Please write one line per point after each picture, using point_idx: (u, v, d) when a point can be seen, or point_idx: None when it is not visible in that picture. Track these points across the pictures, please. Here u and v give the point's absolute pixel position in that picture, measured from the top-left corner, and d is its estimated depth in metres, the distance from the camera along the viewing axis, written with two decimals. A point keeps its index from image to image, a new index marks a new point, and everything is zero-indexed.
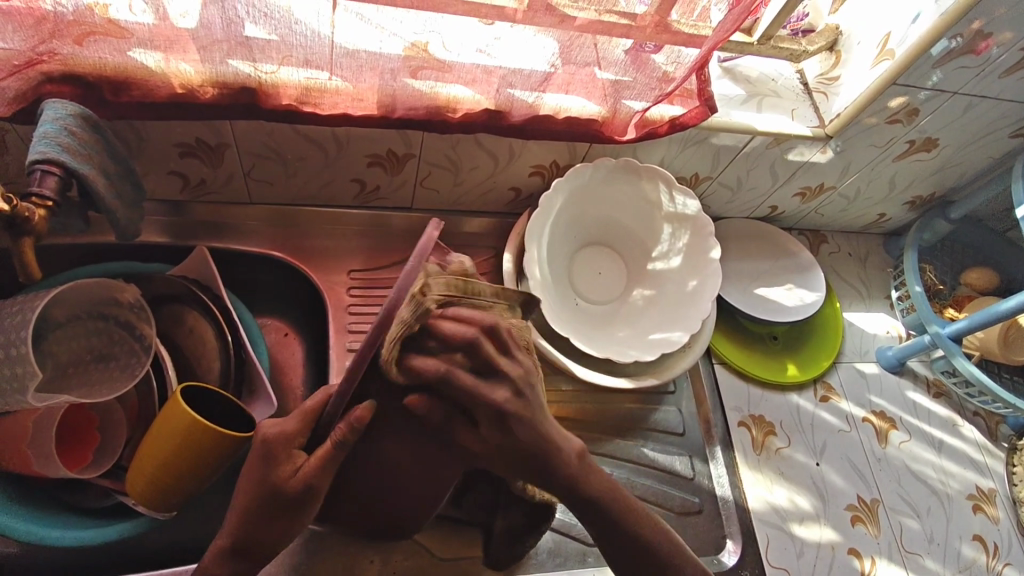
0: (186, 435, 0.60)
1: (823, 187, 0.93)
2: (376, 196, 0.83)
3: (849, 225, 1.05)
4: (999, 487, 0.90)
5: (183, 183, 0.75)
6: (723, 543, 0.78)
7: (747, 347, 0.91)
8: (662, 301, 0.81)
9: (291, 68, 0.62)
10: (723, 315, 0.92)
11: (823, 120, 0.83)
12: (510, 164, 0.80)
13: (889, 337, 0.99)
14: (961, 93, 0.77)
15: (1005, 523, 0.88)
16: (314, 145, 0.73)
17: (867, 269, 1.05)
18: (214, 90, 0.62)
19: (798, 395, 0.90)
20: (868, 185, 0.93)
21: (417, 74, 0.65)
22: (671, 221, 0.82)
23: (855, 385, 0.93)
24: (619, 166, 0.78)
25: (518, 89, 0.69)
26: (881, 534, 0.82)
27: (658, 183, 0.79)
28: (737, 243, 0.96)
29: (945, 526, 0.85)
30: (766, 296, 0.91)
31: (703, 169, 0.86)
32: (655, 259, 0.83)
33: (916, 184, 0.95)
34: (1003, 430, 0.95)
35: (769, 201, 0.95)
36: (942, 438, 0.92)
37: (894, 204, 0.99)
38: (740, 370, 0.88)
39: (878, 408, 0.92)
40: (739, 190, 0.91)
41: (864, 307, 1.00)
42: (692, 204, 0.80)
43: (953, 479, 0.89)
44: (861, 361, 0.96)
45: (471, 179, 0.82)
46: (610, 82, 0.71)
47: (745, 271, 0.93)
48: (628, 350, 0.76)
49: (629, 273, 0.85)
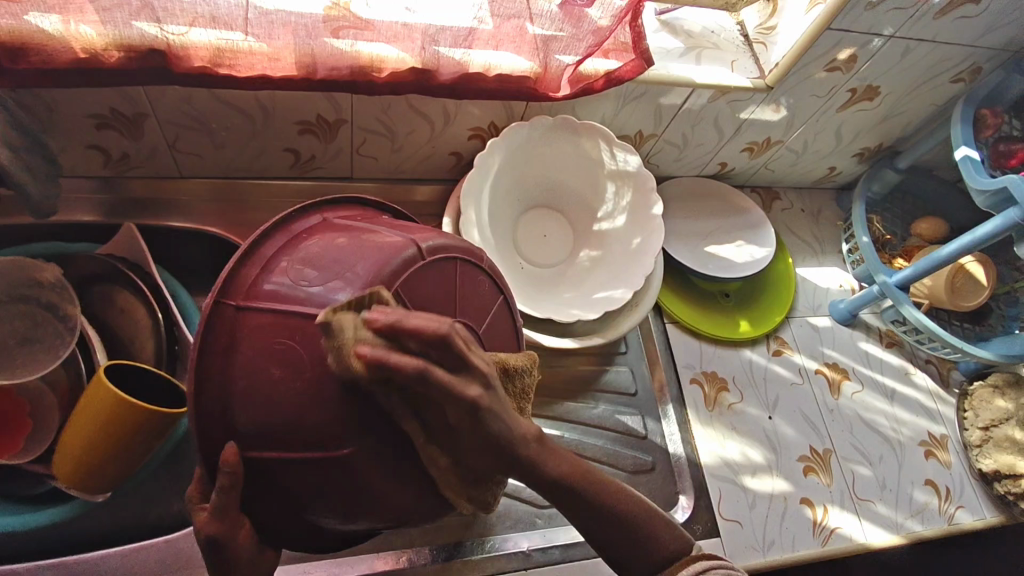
0: (108, 416, 0.58)
1: (770, 142, 0.92)
2: (313, 165, 0.80)
3: (801, 180, 1.04)
4: (950, 432, 0.91)
5: (106, 158, 0.72)
6: (676, 499, 0.78)
7: (699, 306, 0.90)
8: (609, 261, 0.80)
9: (200, 29, 0.60)
10: (675, 275, 0.91)
11: (763, 70, 0.82)
12: (447, 127, 0.79)
13: (842, 291, 0.99)
14: (897, 36, 0.76)
15: (957, 467, 0.89)
16: (238, 112, 0.70)
17: (819, 223, 1.05)
18: (120, 54, 0.59)
19: (751, 350, 0.90)
20: (816, 137, 0.93)
21: (338, 33, 0.63)
22: (614, 178, 0.80)
23: (807, 339, 0.93)
24: (557, 125, 0.76)
25: (444, 45, 0.67)
26: (833, 483, 0.83)
27: (597, 139, 0.77)
28: (687, 202, 0.95)
29: (898, 473, 0.86)
30: (716, 254, 0.90)
31: (646, 126, 0.85)
32: (601, 220, 0.82)
33: (862, 136, 0.94)
34: (955, 376, 0.96)
35: (717, 158, 0.94)
36: (895, 387, 0.93)
37: (842, 156, 0.99)
38: (692, 328, 0.88)
39: (831, 360, 0.93)
40: (686, 148, 0.90)
41: (816, 263, 1.01)
42: (633, 159, 0.78)
43: (905, 427, 0.90)
44: (813, 315, 0.96)
45: (409, 145, 0.80)
46: (540, 36, 0.69)
47: (695, 230, 0.92)
48: (570, 309, 0.75)
49: (576, 236, 0.84)
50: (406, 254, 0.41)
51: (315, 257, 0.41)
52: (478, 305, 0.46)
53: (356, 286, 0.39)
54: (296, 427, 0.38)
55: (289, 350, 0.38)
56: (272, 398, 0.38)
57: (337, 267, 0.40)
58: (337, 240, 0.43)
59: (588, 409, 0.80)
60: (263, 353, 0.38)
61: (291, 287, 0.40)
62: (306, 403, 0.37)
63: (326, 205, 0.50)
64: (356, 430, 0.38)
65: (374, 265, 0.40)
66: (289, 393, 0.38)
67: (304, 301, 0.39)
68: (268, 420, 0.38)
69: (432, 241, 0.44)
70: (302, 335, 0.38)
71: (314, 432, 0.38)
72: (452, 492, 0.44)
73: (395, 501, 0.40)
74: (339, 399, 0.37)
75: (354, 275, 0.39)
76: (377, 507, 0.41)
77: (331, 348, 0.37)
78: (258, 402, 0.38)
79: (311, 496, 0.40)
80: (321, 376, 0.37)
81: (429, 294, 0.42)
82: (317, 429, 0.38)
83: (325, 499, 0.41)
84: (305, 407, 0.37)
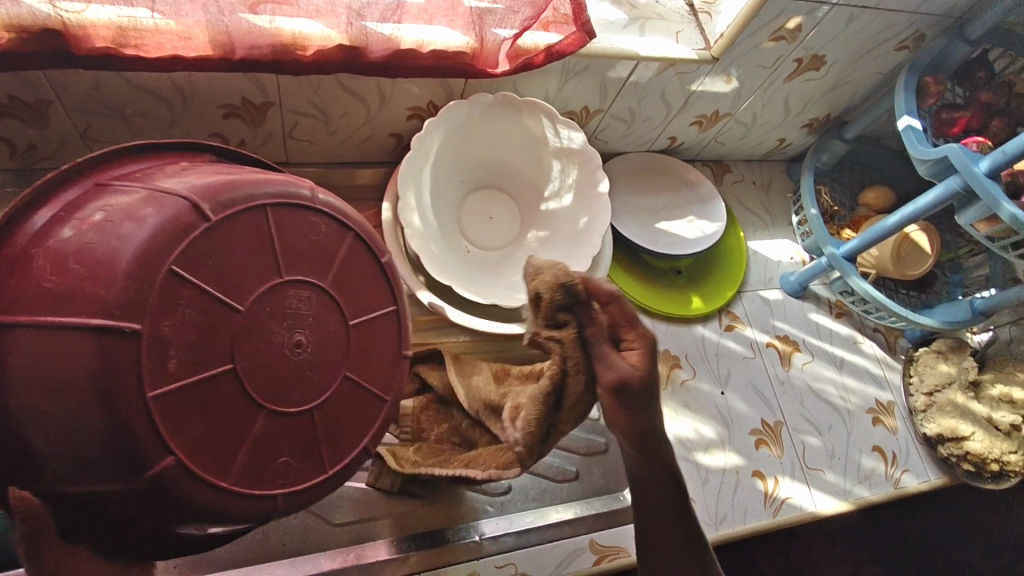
0: None
1: (719, 115, 0.91)
2: (244, 150, 0.76)
3: (752, 153, 1.04)
4: (897, 398, 0.94)
5: (10, 149, 0.66)
6: (630, 480, 0.77)
7: (651, 284, 0.90)
8: (557, 241, 0.78)
9: (98, 5, 0.55)
10: (626, 253, 0.90)
11: (708, 42, 0.80)
12: (384, 108, 0.75)
13: (793, 263, 1.00)
14: (840, 3, 0.75)
15: (903, 432, 0.91)
16: (154, 96, 0.65)
17: (770, 196, 1.05)
18: (7, 34, 0.52)
19: (703, 326, 0.90)
20: (764, 108, 0.92)
21: (256, 8, 0.60)
22: (559, 156, 0.78)
23: (759, 313, 0.94)
24: (497, 102, 0.74)
25: (371, 20, 0.64)
26: (784, 454, 0.84)
27: (539, 116, 0.75)
28: (637, 178, 0.93)
29: (846, 441, 0.88)
30: (667, 230, 0.89)
31: (592, 102, 0.82)
32: (548, 199, 0.80)
33: (810, 106, 0.94)
34: (902, 343, 0.98)
35: (667, 132, 0.92)
36: (844, 356, 0.94)
37: (791, 128, 0.98)
38: (644, 307, 0.87)
39: (782, 333, 0.93)
40: (634, 123, 0.89)
41: (768, 236, 1.01)
42: (577, 137, 0.76)
43: (853, 395, 0.92)
44: (765, 288, 0.96)
45: (344, 128, 0.76)
46: (474, 9, 0.67)
47: (646, 206, 0.91)
48: (516, 294, 0.72)
49: (523, 217, 0.82)
50: (185, 224, 0.37)
51: (71, 244, 0.36)
52: (309, 258, 0.43)
53: (125, 270, 0.35)
54: (85, 451, 0.35)
55: (55, 368, 0.34)
56: (46, 416, 0.34)
57: (95, 254, 0.35)
58: (105, 215, 0.37)
59: None
60: (27, 371, 0.34)
61: (53, 286, 0.35)
62: (89, 412, 0.34)
63: (130, 152, 0.42)
64: (150, 433, 0.35)
65: (147, 244, 0.36)
66: (67, 405, 0.34)
67: (70, 301, 0.34)
68: (59, 438, 0.35)
69: (218, 198, 0.39)
70: (66, 348, 0.34)
71: (105, 443, 0.35)
72: (304, 466, 0.42)
73: (238, 504, 0.39)
74: (122, 414, 0.34)
75: (116, 262, 0.35)
76: (200, 509, 0.38)
77: (97, 359, 0.34)
78: (34, 422, 0.34)
79: (137, 514, 0.37)
80: (100, 380, 0.34)
81: (225, 263, 0.39)
82: (105, 439, 0.35)
83: (155, 512, 0.38)
84: (89, 417, 0.34)
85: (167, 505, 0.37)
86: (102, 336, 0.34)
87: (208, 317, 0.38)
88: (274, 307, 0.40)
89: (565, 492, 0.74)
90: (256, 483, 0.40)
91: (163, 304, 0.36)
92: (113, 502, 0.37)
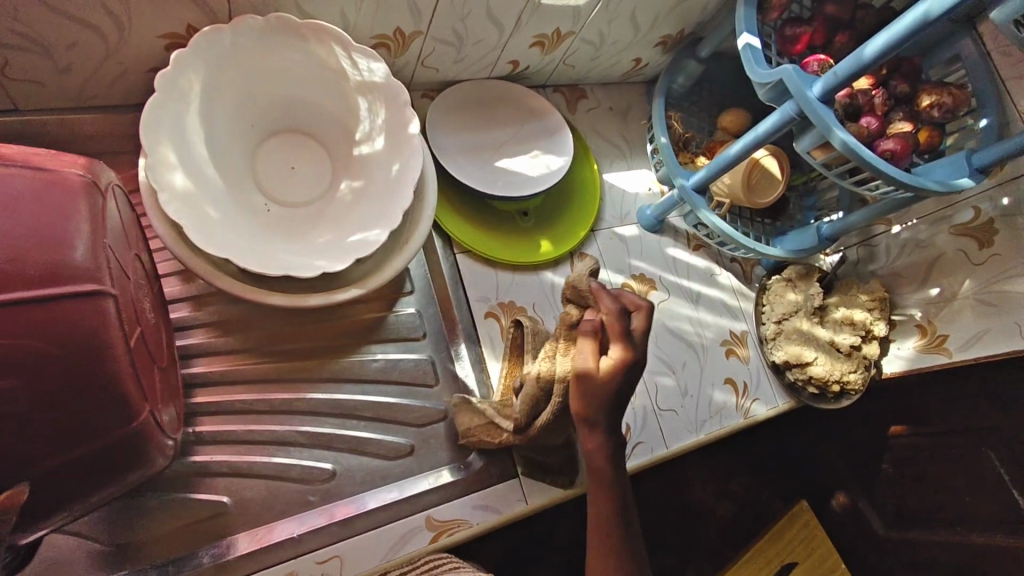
0: None
1: (561, 35, 0.81)
2: None
3: (607, 75, 0.95)
4: (750, 328, 0.93)
5: None
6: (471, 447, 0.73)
7: (495, 228, 0.82)
8: (370, 193, 0.67)
9: None
10: (466, 197, 0.81)
11: None
12: (127, 36, 0.59)
13: (650, 195, 0.94)
14: None
15: (754, 361, 0.91)
16: None
17: (629, 123, 0.97)
18: None
19: (553, 272, 0.84)
20: (610, 25, 0.82)
21: None
22: (363, 91, 0.66)
23: (614, 251, 0.89)
24: (273, 26, 0.60)
25: None
26: (636, 400, 0.82)
27: (329, 43, 0.62)
28: (475, 110, 0.83)
29: (699, 377, 0.87)
30: (507, 169, 0.80)
31: (406, 23, 0.70)
32: (359, 143, 0.69)
33: (660, 22, 0.85)
34: (757, 271, 0.98)
35: (505, 55, 0.81)
36: (700, 290, 0.92)
37: (645, 46, 0.90)
38: (486, 256, 0.79)
39: (637, 271, 0.89)
40: (464, 46, 0.77)
41: (625, 167, 0.94)
42: (379, 68, 0.64)
43: (708, 329, 0.90)
44: (620, 224, 0.91)
45: (79, 63, 0.60)
46: None
47: (485, 142, 0.81)
48: (316, 260, 0.62)
49: (333, 164, 0.70)
50: (94, 201, 0.47)
51: (28, 227, 0.41)
52: (134, 232, 0.54)
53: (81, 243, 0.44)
54: (65, 414, 0.42)
55: (38, 340, 0.40)
56: (47, 396, 0.41)
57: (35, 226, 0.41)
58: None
59: (370, 363, 0.71)
60: (17, 349, 0.39)
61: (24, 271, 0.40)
62: (86, 381, 0.43)
63: None
64: (129, 384, 0.46)
65: (84, 226, 0.44)
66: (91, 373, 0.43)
67: (56, 282, 0.42)
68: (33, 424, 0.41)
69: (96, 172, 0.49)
70: (58, 317, 0.41)
71: (110, 399, 0.44)
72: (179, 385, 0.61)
73: (162, 443, 0.51)
74: (116, 371, 0.45)
75: (62, 232, 0.43)
76: (143, 449, 0.49)
77: (93, 320, 0.44)
78: (41, 406, 0.41)
79: (87, 471, 0.46)
80: (95, 348, 0.43)
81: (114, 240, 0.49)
82: (105, 396, 0.44)
83: (102, 466, 0.47)
84: (87, 384, 0.43)
85: (111, 460, 0.47)
86: (98, 305, 0.44)
87: (124, 285, 0.48)
88: (139, 274, 0.53)
89: (400, 470, 0.69)
90: (167, 417, 0.53)
91: (110, 274, 0.46)
92: (69, 467, 0.44)
